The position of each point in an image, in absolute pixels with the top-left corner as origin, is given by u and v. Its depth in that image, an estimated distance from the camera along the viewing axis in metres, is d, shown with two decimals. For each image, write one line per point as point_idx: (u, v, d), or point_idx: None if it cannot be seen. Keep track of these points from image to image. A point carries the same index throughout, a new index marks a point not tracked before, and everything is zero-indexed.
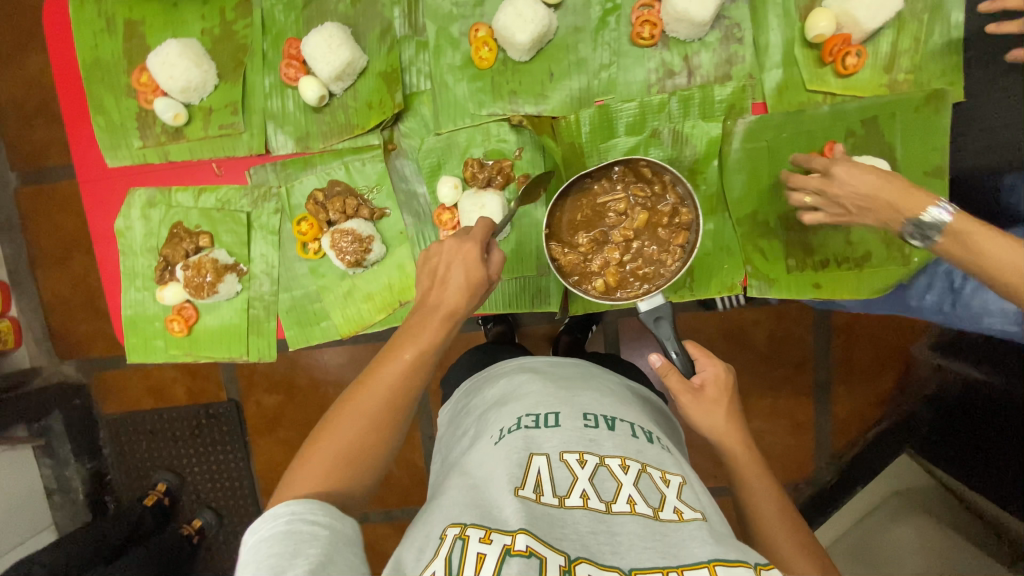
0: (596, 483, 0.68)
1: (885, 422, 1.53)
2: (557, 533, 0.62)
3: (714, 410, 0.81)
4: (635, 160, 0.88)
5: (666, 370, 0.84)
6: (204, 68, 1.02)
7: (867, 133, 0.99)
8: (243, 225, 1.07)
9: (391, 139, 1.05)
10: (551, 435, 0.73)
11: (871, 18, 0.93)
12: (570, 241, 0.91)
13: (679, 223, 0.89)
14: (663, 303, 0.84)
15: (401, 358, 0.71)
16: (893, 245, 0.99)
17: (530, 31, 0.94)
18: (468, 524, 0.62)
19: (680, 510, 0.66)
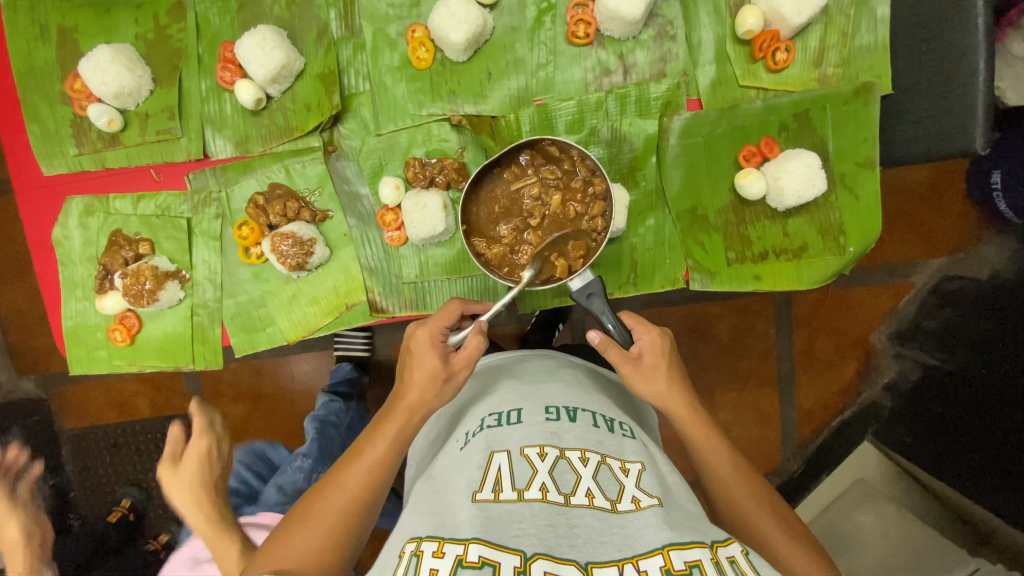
0: (556, 475, 0.64)
1: (850, 411, 1.55)
2: (513, 530, 0.58)
3: (653, 376, 0.81)
4: (539, 141, 0.90)
5: (605, 345, 0.83)
6: (138, 73, 1.00)
7: (800, 126, 1.00)
8: (184, 232, 1.06)
9: (331, 140, 1.04)
10: (514, 432, 0.71)
11: (796, 14, 0.94)
12: (493, 235, 0.94)
13: (592, 196, 0.92)
14: (593, 279, 0.84)
15: (371, 451, 0.77)
16: (827, 236, 1.02)
17: (464, 31, 0.94)
18: (423, 537, 0.59)
19: (637, 500, 0.63)
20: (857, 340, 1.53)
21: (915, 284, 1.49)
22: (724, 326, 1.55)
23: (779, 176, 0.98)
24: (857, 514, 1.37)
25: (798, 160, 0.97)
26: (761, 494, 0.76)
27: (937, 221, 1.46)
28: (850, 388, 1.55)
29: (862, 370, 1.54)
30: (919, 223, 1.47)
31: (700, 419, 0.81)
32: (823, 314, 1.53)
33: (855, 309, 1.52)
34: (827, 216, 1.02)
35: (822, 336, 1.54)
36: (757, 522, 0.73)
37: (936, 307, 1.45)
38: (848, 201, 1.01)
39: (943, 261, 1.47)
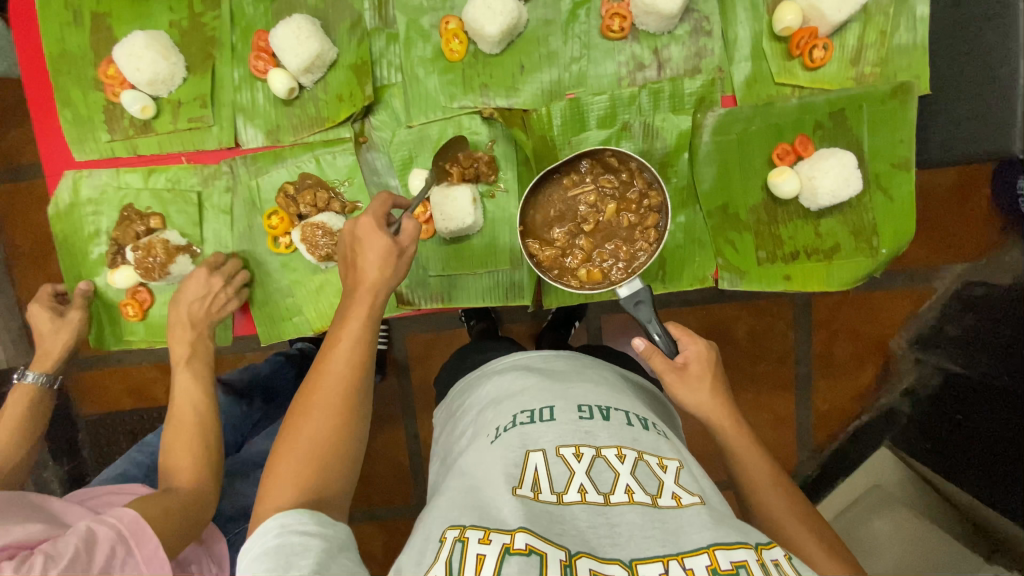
0: (593, 475, 0.65)
1: (865, 416, 1.56)
2: (556, 528, 0.58)
3: (700, 387, 0.81)
4: (601, 151, 0.90)
5: (650, 353, 0.83)
6: (172, 61, 1.01)
7: (836, 125, 0.99)
8: (193, 205, 1.06)
9: (362, 132, 1.04)
10: (547, 430, 0.71)
11: (837, 11, 0.93)
12: (546, 237, 0.92)
13: (648, 209, 0.92)
14: (642, 287, 0.84)
15: (341, 347, 0.72)
16: (860, 237, 1.01)
17: (500, 23, 0.93)
18: (467, 525, 0.59)
19: (678, 496, 0.63)
20: (876, 344, 1.53)
21: (936, 290, 1.49)
22: (744, 327, 1.54)
23: (813, 175, 0.97)
24: (873, 519, 1.39)
25: (834, 159, 0.96)
26: (779, 476, 0.77)
27: (962, 226, 1.44)
28: (866, 391, 1.55)
29: (879, 374, 1.54)
30: (944, 228, 1.45)
31: (738, 422, 0.80)
32: (844, 317, 1.52)
33: (876, 313, 1.52)
34: (861, 217, 1.01)
35: (841, 339, 1.54)
36: (769, 503, 0.75)
37: (960, 313, 1.43)
38: (883, 202, 1.00)
39: (967, 266, 1.46)
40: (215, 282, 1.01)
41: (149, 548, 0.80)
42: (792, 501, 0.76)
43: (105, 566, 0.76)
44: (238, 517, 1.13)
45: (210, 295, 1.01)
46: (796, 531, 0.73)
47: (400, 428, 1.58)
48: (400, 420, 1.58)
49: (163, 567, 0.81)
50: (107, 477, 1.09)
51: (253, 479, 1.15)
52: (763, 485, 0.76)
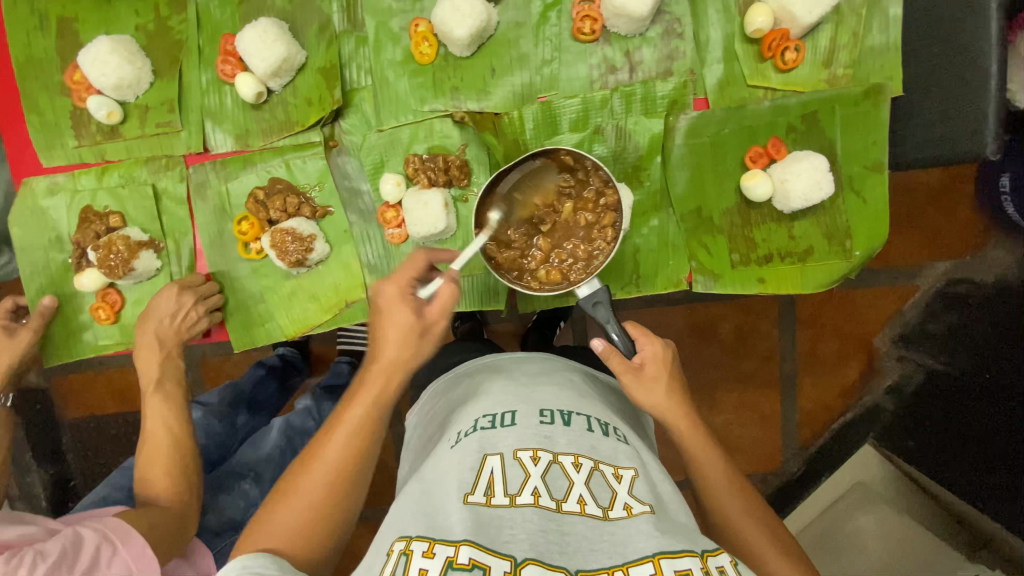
0: (548, 480, 0.64)
1: (850, 414, 1.55)
2: (504, 536, 0.57)
3: (655, 387, 0.80)
4: (558, 150, 0.88)
5: (608, 354, 0.82)
6: (137, 65, 0.99)
7: (808, 128, 0.99)
8: (150, 199, 1.04)
9: (332, 136, 1.03)
10: (507, 434, 0.70)
11: (807, 13, 0.92)
12: (504, 238, 0.90)
13: (604, 207, 0.91)
14: (600, 288, 0.85)
15: (347, 421, 0.73)
16: (834, 240, 1.01)
17: (468, 26, 0.92)
18: (414, 537, 0.58)
19: (630, 506, 0.63)
20: (862, 342, 1.52)
21: (920, 287, 1.48)
22: (726, 327, 1.54)
23: (786, 178, 0.96)
24: (857, 516, 1.39)
25: (806, 163, 0.95)
26: (737, 482, 0.77)
27: (945, 224, 1.45)
28: (852, 390, 1.54)
29: (864, 373, 1.53)
30: (927, 225, 1.45)
31: (697, 429, 0.80)
32: (827, 316, 1.52)
33: (860, 312, 1.51)
34: (834, 219, 1.00)
35: (824, 338, 1.54)
36: (726, 509, 0.75)
37: (942, 311, 1.44)
38: (856, 204, 0.99)
39: (948, 264, 1.46)
40: (185, 300, 1.00)
41: (136, 546, 0.82)
42: (749, 506, 0.75)
43: (92, 559, 0.79)
44: (224, 530, 1.12)
45: (177, 316, 1.00)
46: (752, 533, 0.73)
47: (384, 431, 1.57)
48: None
49: (152, 564, 0.83)
50: (91, 500, 1.07)
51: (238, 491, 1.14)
52: (719, 491, 0.76)
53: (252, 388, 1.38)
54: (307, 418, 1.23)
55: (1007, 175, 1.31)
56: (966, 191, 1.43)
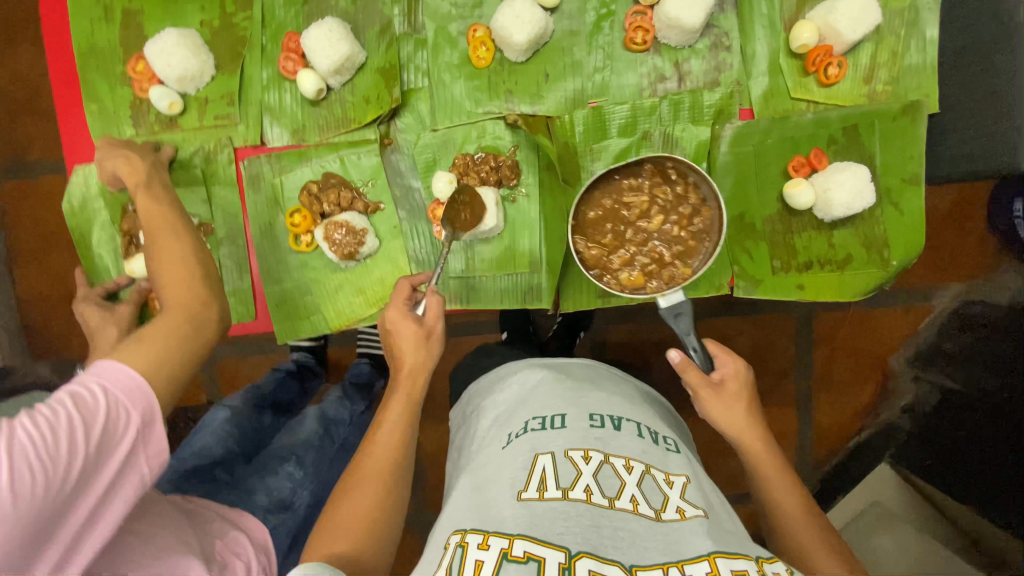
0: (601, 479, 0.66)
1: (867, 431, 1.57)
2: (557, 528, 0.59)
3: (734, 405, 0.86)
4: (663, 159, 0.90)
5: (684, 366, 0.87)
6: (202, 58, 1.02)
7: (848, 140, 1.03)
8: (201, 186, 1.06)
9: (387, 134, 1.05)
10: (558, 436, 0.72)
11: (852, 31, 0.96)
12: (593, 237, 0.94)
13: (697, 224, 0.92)
14: (684, 300, 0.85)
15: (386, 421, 0.79)
16: (871, 248, 1.05)
17: (527, 31, 0.96)
18: (468, 531, 0.62)
19: (682, 509, 0.64)
20: (876, 360, 1.56)
21: (936, 306, 1.52)
22: (744, 342, 1.57)
23: (828, 187, 0.99)
24: (874, 537, 1.39)
25: (848, 172, 0.98)
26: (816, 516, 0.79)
27: (959, 247, 1.48)
28: (868, 408, 1.57)
29: (880, 390, 1.57)
30: (942, 246, 1.49)
31: (774, 454, 0.84)
32: (844, 333, 1.56)
33: (874, 329, 1.55)
34: (872, 229, 1.04)
35: (841, 355, 1.57)
36: (803, 541, 0.77)
37: (959, 331, 1.45)
38: (893, 214, 1.04)
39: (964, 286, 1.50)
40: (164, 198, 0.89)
41: (118, 376, 0.66)
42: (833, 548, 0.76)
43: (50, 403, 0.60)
44: (274, 509, 1.09)
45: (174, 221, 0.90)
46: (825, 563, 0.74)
47: None
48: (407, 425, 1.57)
49: (132, 390, 0.67)
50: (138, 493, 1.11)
51: (284, 474, 1.15)
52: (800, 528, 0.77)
53: (274, 390, 1.41)
54: (340, 407, 1.30)
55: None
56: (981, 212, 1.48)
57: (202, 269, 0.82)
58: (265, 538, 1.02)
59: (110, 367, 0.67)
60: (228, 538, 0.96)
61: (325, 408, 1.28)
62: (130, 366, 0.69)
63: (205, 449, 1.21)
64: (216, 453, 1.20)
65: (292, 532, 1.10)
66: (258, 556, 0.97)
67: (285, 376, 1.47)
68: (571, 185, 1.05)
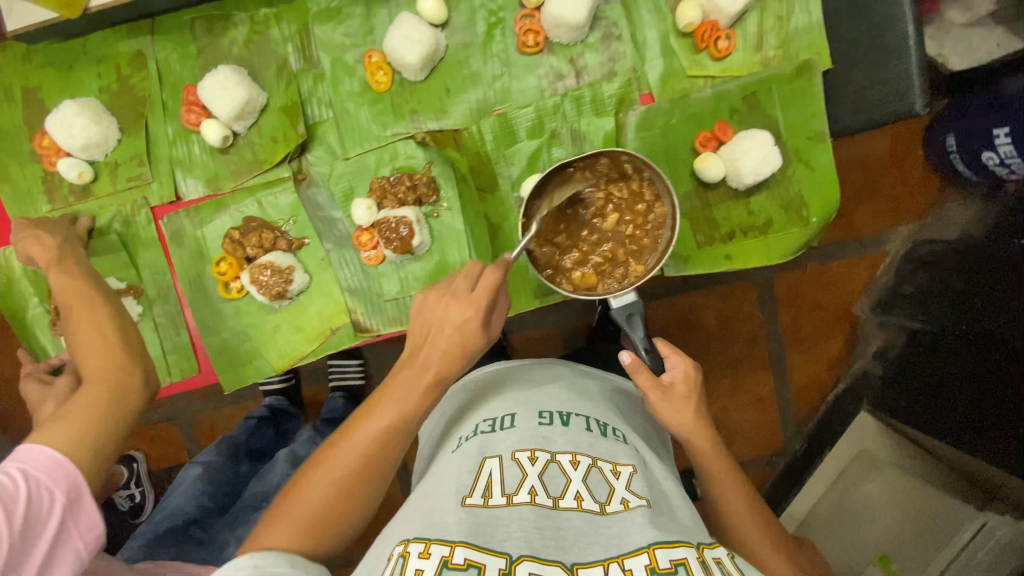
0: (545, 479, 0.69)
1: (843, 384, 1.60)
2: (501, 534, 0.61)
3: (683, 407, 0.85)
4: (619, 155, 0.92)
5: (636, 367, 0.86)
6: (104, 124, 1.02)
7: (749, 108, 1.05)
8: (123, 249, 1.06)
9: (300, 170, 1.06)
10: (505, 437, 0.75)
11: (732, 2, 0.99)
12: (546, 237, 0.95)
13: (651, 221, 0.95)
14: (634, 300, 0.88)
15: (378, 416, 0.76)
16: (790, 209, 1.07)
17: (419, 51, 0.98)
18: (410, 539, 0.61)
19: (626, 501, 0.67)
20: (841, 312, 1.58)
21: (888, 252, 1.56)
22: (710, 315, 1.59)
23: (735, 156, 1.01)
24: (863, 484, 1.46)
25: (752, 140, 1.00)
26: (759, 510, 0.83)
27: (903, 190, 1.55)
28: (838, 361, 1.60)
29: (848, 342, 1.59)
30: (887, 192, 1.55)
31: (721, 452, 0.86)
32: (804, 293, 1.58)
33: (834, 283, 1.58)
34: (787, 189, 1.06)
35: (805, 312, 1.59)
36: (749, 536, 0.81)
37: (912, 271, 1.46)
38: (805, 172, 1.06)
39: (912, 227, 1.55)
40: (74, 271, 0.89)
41: (38, 459, 0.69)
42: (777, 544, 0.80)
43: None
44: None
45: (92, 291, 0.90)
46: (765, 553, 0.79)
47: None
48: None
49: (54, 471, 0.69)
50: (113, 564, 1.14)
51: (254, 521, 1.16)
52: (745, 525, 0.81)
53: (248, 438, 1.40)
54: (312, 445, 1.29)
55: (951, 135, 1.33)
56: (917, 155, 1.53)
57: (119, 335, 0.82)
58: None
59: (30, 451, 0.70)
60: None
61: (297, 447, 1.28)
62: (52, 446, 0.71)
63: (179, 508, 1.22)
64: (189, 511, 1.21)
65: None
66: None
67: (257, 423, 1.45)
68: (490, 191, 1.06)
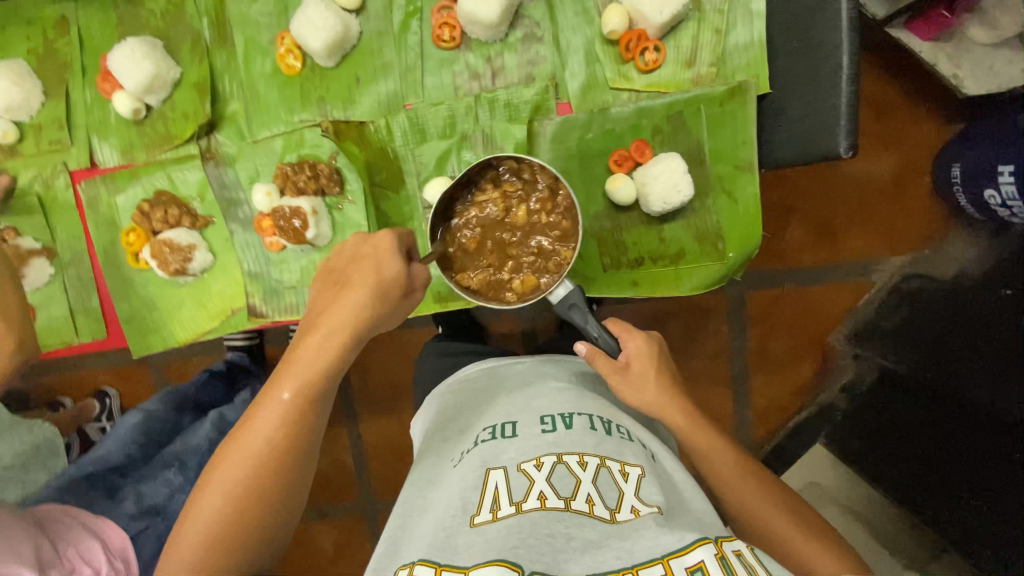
0: (554, 481, 0.65)
1: (806, 413, 1.49)
2: (513, 542, 0.56)
3: (644, 385, 0.81)
4: (497, 158, 0.86)
5: (594, 356, 0.81)
6: (26, 87, 1.04)
7: (674, 129, 0.98)
8: (40, 211, 1.09)
9: (209, 148, 1.05)
10: (510, 447, 0.71)
11: (657, 12, 0.91)
12: (472, 262, 0.89)
13: (560, 203, 0.88)
14: (574, 289, 0.80)
15: (287, 388, 0.73)
16: (705, 242, 1.00)
17: (323, 37, 0.94)
18: (416, 563, 0.58)
19: (637, 508, 0.63)
20: (817, 339, 1.47)
21: (876, 282, 1.43)
22: (675, 326, 1.50)
23: (645, 181, 0.96)
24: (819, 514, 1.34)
25: (663, 165, 0.94)
26: (758, 477, 0.78)
27: (901, 218, 1.41)
28: (806, 389, 1.49)
29: (818, 371, 1.48)
30: (882, 217, 1.41)
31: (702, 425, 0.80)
32: (782, 312, 1.46)
33: (817, 309, 1.46)
34: (704, 220, 1.00)
35: (778, 334, 1.47)
36: (759, 510, 0.76)
37: (896, 306, 1.37)
38: (727, 204, 0.98)
39: (907, 258, 1.42)
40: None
41: None
42: (789, 512, 0.76)
43: None
44: (144, 515, 1.13)
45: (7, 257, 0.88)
46: (778, 524, 0.74)
47: (342, 428, 1.58)
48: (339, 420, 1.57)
49: None
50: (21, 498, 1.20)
51: (161, 479, 1.17)
52: (756, 500, 0.76)
53: (197, 391, 1.36)
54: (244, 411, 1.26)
55: (958, 165, 1.27)
56: (923, 183, 1.39)
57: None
58: (124, 543, 1.08)
59: None
60: (81, 545, 1.01)
61: (227, 412, 1.25)
62: None
63: (106, 455, 1.23)
64: (115, 459, 1.22)
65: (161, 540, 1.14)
66: (113, 561, 1.03)
67: (213, 379, 1.40)
68: (392, 190, 1.04)
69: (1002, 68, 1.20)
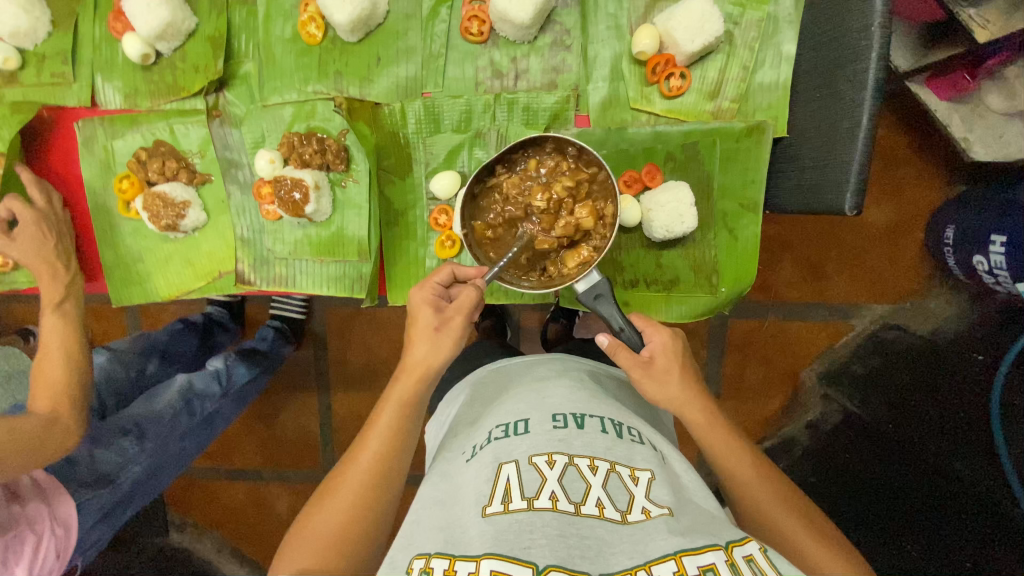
0: (565, 483, 0.63)
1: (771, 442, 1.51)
2: (524, 542, 0.56)
3: (667, 380, 0.79)
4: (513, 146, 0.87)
5: (615, 348, 0.80)
6: (34, 14, 0.99)
7: (687, 158, 0.97)
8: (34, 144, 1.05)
9: (216, 105, 1.03)
10: (521, 442, 0.68)
11: (689, 41, 0.90)
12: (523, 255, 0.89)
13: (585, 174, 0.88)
14: (599, 281, 0.82)
15: (380, 430, 0.75)
16: (700, 273, 1.01)
17: (348, 12, 0.91)
18: (433, 554, 0.58)
19: (647, 509, 0.61)
20: (787, 374, 1.48)
21: (855, 327, 1.44)
22: None
23: (651, 208, 0.96)
24: None
25: (671, 194, 0.94)
26: (771, 477, 0.75)
27: (890, 269, 1.42)
28: (771, 420, 1.51)
29: (786, 404, 1.49)
30: (872, 265, 1.42)
31: (715, 422, 0.78)
32: (761, 343, 1.47)
33: (790, 344, 1.47)
34: (703, 252, 1.00)
35: (752, 364, 1.48)
36: (771, 513, 0.72)
37: (868, 354, 1.40)
38: (727, 240, 1.00)
39: (888, 308, 1.43)
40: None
41: None
42: (801, 514, 0.72)
43: None
44: (93, 483, 1.08)
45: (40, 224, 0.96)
46: (791, 525, 0.70)
47: (313, 398, 1.57)
48: (313, 389, 1.57)
49: None
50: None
51: (114, 446, 1.11)
52: (765, 497, 0.73)
53: (167, 340, 1.35)
54: (212, 381, 1.23)
55: (952, 228, 1.28)
56: (914, 238, 1.40)
57: None
58: (70, 515, 1.04)
59: None
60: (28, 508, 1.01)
61: (194, 380, 1.21)
62: None
63: None
64: None
65: (106, 506, 1.10)
66: (54, 531, 1.02)
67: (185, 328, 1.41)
68: (398, 175, 1.02)
69: (1012, 139, 1.21)
